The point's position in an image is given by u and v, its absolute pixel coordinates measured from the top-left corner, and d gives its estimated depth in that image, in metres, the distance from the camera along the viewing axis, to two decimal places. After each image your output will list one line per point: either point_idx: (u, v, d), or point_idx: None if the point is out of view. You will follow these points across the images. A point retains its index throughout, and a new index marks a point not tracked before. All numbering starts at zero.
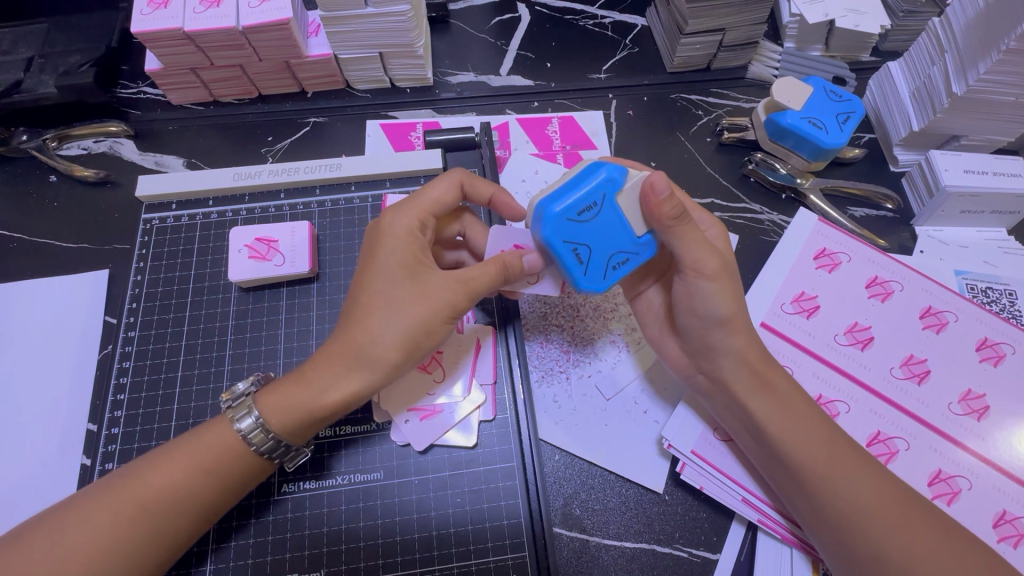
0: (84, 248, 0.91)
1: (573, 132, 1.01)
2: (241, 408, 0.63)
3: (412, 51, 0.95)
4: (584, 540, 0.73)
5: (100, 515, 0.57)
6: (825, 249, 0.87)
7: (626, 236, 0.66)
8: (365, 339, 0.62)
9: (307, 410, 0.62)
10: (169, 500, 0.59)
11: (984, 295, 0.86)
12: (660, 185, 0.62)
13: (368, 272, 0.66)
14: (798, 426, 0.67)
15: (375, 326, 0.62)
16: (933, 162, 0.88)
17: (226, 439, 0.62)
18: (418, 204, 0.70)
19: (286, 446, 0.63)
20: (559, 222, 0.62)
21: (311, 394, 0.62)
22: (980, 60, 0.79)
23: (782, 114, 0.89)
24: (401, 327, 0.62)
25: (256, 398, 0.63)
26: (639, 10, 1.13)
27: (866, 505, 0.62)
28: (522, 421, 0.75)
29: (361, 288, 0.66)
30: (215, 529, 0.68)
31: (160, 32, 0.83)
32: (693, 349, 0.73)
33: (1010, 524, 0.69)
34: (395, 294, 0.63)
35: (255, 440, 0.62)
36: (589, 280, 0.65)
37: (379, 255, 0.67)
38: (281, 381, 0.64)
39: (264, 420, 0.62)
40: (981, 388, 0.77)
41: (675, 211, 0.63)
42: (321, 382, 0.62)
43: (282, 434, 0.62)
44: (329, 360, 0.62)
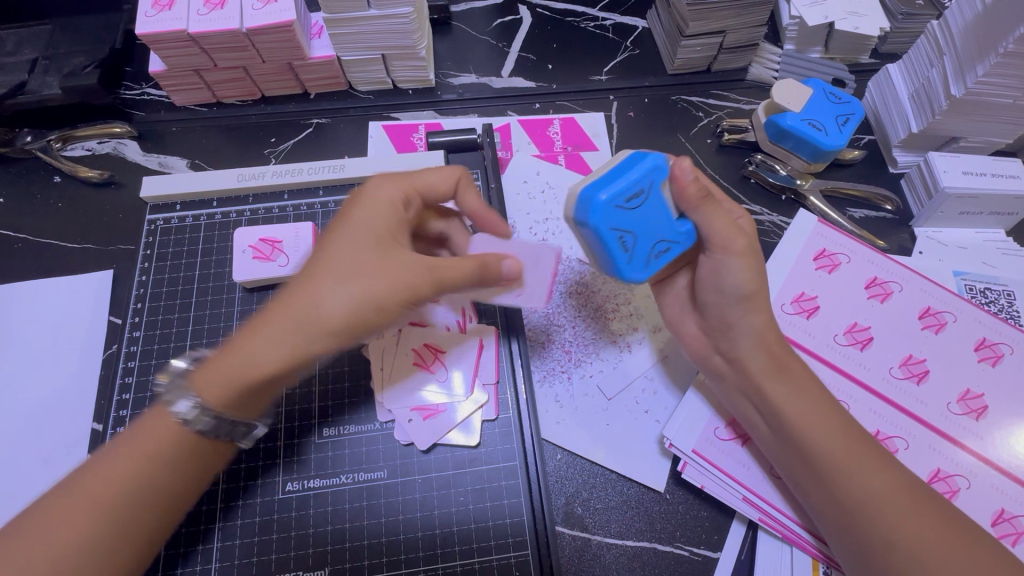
0: (89, 248, 0.91)
1: (574, 133, 1.02)
2: (177, 391, 0.58)
3: (415, 52, 0.96)
4: (586, 539, 0.73)
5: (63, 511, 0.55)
6: (825, 250, 0.87)
7: (667, 223, 0.66)
8: (311, 302, 0.58)
9: (240, 376, 0.57)
10: (121, 493, 0.56)
11: (982, 296, 0.87)
12: (687, 167, 0.65)
13: (331, 236, 0.63)
14: (812, 414, 0.67)
15: (322, 289, 0.58)
16: (932, 164, 0.89)
17: (169, 425, 0.59)
18: (407, 180, 0.69)
19: (226, 421, 0.59)
20: (608, 210, 0.62)
21: (246, 358, 0.57)
22: (977, 63, 0.79)
23: (782, 116, 0.90)
24: (349, 296, 0.58)
25: (193, 373, 0.59)
26: (640, 12, 1.13)
27: (877, 493, 0.63)
28: (525, 420, 0.76)
29: (322, 250, 0.62)
30: (205, 511, 0.69)
31: (165, 34, 0.84)
32: (713, 329, 0.75)
33: (1009, 523, 0.70)
34: (351, 260, 0.60)
35: (194, 421, 0.58)
36: (631, 269, 0.66)
37: (351, 216, 0.64)
38: (220, 350, 0.60)
39: (199, 392, 0.58)
40: (979, 388, 0.77)
41: (701, 192, 0.65)
42: (255, 346, 0.57)
43: (214, 404, 0.58)
44: (265, 322, 0.58)
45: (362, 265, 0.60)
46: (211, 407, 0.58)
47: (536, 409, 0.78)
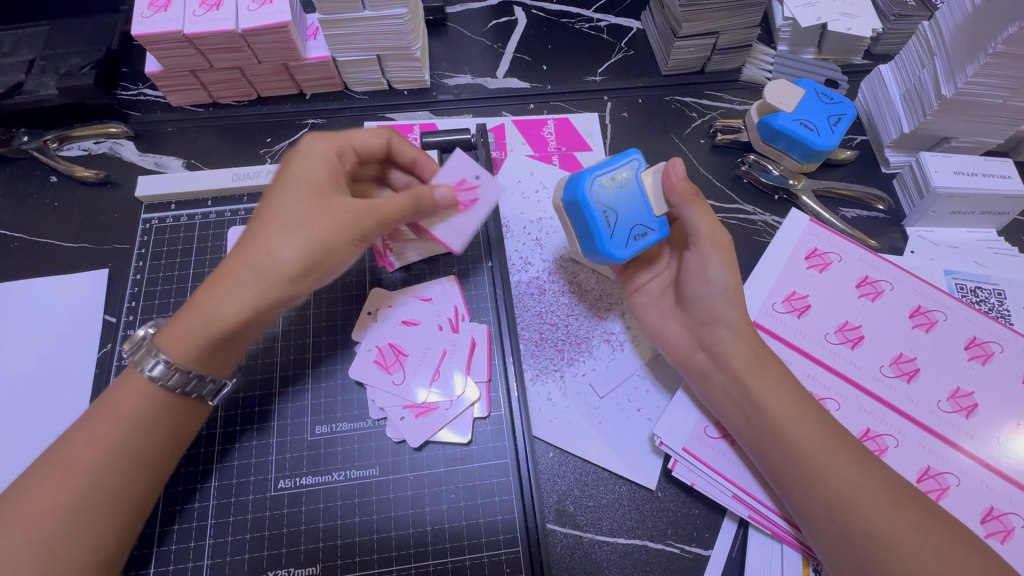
0: (84, 248, 0.92)
1: (568, 134, 1.02)
2: (145, 354, 0.63)
3: (409, 53, 0.96)
4: (577, 536, 0.74)
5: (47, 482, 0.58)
6: (817, 248, 0.88)
7: (646, 210, 0.74)
8: (258, 251, 0.62)
9: (212, 328, 0.62)
10: (106, 454, 0.60)
11: (974, 295, 0.87)
12: (679, 166, 0.72)
13: (274, 188, 0.67)
14: (788, 407, 0.68)
15: (271, 239, 0.63)
16: (924, 164, 0.89)
17: (141, 386, 0.63)
18: (337, 136, 0.73)
19: (194, 377, 0.64)
20: (590, 186, 0.72)
21: (204, 315, 0.62)
22: (968, 63, 0.80)
23: (774, 116, 0.90)
24: (303, 240, 0.63)
25: (155, 338, 0.64)
26: (635, 14, 1.14)
27: (854, 485, 0.63)
28: (517, 418, 0.76)
29: (267, 202, 0.66)
30: (178, 491, 0.71)
31: (160, 35, 0.84)
32: (697, 322, 0.76)
33: (998, 520, 0.70)
34: (298, 209, 0.64)
35: (165, 378, 0.63)
36: (613, 245, 0.72)
37: (287, 174, 0.68)
38: (180, 313, 0.64)
39: (167, 354, 0.62)
40: (970, 386, 0.78)
41: (690, 189, 0.72)
42: (214, 301, 0.62)
43: (181, 362, 0.62)
44: (226, 276, 0.62)
45: (312, 206, 0.64)
46: (182, 365, 0.63)
47: (528, 407, 0.79)
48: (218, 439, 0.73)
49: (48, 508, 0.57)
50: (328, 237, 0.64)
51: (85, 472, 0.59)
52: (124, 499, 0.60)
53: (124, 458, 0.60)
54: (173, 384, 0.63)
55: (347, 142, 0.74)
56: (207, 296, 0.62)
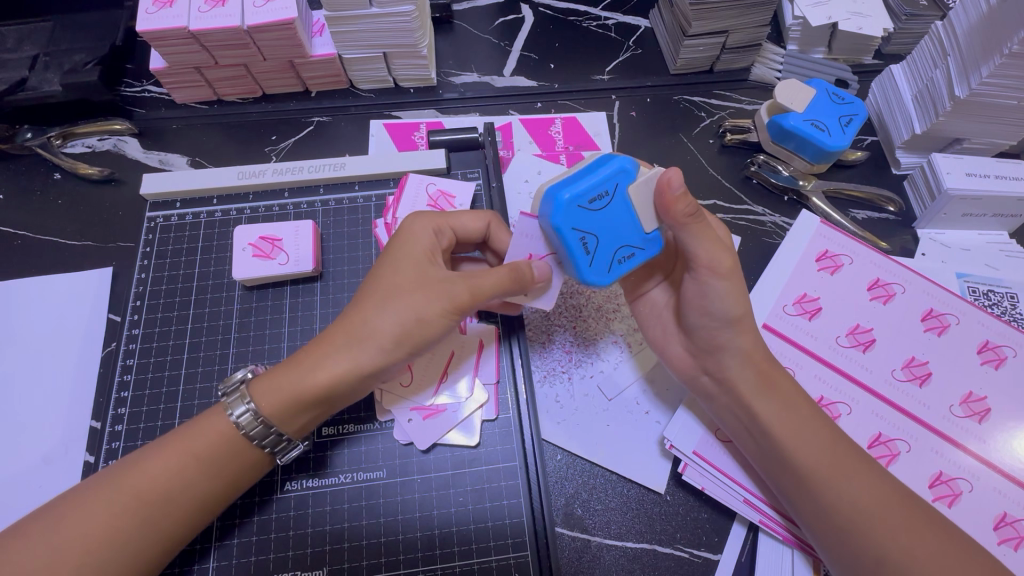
0: (89, 246, 0.91)
1: (576, 133, 1.02)
2: (235, 396, 0.64)
3: (416, 51, 0.96)
4: (586, 540, 0.73)
5: (96, 506, 0.58)
6: (828, 251, 0.87)
7: (634, 229, 0.66)
8: (360, 321, 0.64)
9: (300, 388, 0.63)
10: (162, 491, 0.59)
11: (986, 298, 0.86)
12: (675, 181, 0.62)
13: (379, 265, 0.68)
14: (798, 427, 0.67)
15: (370, 308, 0.64)
16: (935, 165, 0.88)
17: (220, 427, 0.63)
18: (440, 216, 0.72)
19: (278, 435, 0.64)
20: (569, 209, 0.62)
21: (301, 376, 0.63)
22: (982, 63, 0.79)
23: (784, 117, 0.89)
24: (398, 311, 0.63)
25: (250, 385, 0.64)
26: (642, 12, 1.13)
27: (868, 508, 0.63)
28: (525, 421, 0.75)
29: (371, 280, 0.67)
30: (239, 504, 0.70)
31: (165, 31, 0.83)
32: (702, 349, 0.74)
33: (1011, 527, 0.70)
34: (396, 281, 0.65)
35: (254, 434, 0.63)
36: (593, 271, 0.65)
37: (390, 248, 0.69)
38: (275, 367, 0.65)
39: (254, 404, 0.63)
40: (983, 391, 0.77)
41: (689, 209, 0.64)
42: (313, 363, 0.63)
43: (270, 418, 0.63)
44: (323, 343, 0.64)
45: (409, 281, 0.65)
46: (266, 419, 0.63)
47: (536, 410, 0.78)
48: None
49: (99, 536, 0.57)
50: (422, 309, 0.64)
51: (137, 504, 0.59)
52: (167, 539, 0.59)
53: (176, 499, 0.60)
54: (254, 439, 0.63)
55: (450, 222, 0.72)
56: (303, 357, 0.64)
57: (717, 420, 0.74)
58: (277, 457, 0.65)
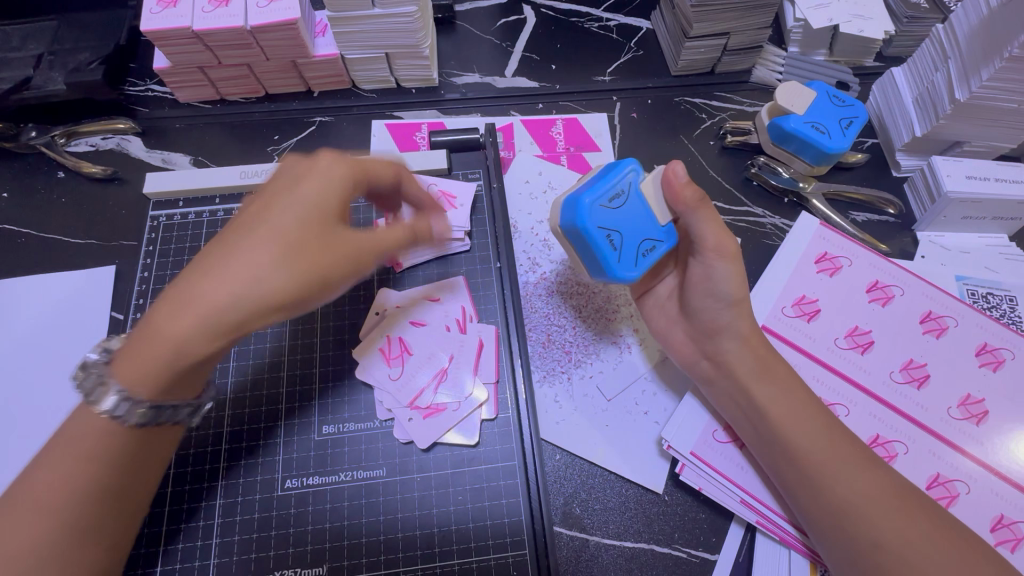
0: (93, 243, 0.92)
1: (577, 134, 1.02)
2: (99, 388, 0.55)
3: (418, 51, 0.96)
4: (583, 539, 0.74)
5: (13, 519, 0.53)
6: (827, 253, 0.87)
7: (652, 223, 0.70)
8: (239, 288, 0.55)
9: (173, 361, 0.55)
10: (58, 495, 0.54)
11: (984, 301, 0.87)
12: (679, 171, 0.69)
13: (268, 207, 0.59)
14: (797, 418, 0.68)
15: (256, 264, 0.55)
16: (936, 168, 0.88)
17: (96, 426, 0.56)
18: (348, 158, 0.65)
19: (166, 408, 0.57)
20: (591, 208, 0.68)
21: (169, 344, 0.54)
22: (983, 67, 0.79)
23: (785, 118, 0.89)
24: (288, 269, 0.56)
25: (114, 363, 0.55)
26: (644, 13, 1.13)
27: (868, 502, 0.63)
28: (524, 420, 0.76)
29: (252, 224, 0.58)
30: (239, 501, 0.70)
31: (169, 31, 0.84)
32: (701, 334, 0.76)
33: (1008, 529, 0.70)
34: (289, 233, 0.57)
35: (127, 416, 0.55)
36: (623, 266, 0.68)
37: (287, 189, 0.60)
38: (136, 336, 0.56)
39: (123, 386, 0.54)
40: (980, 393, 0.77)
41: (697, 195, 0.69)
42: (182, 330, 0.54)
43: (149, 395, 0.55)
44: (191, 300, 0.54)
45: (307, 235, 0.58)
46: (141, 397, 0.55)
47: (536, 409, 0.78)
48: (225, 437, 0.73)
49: (26, 546, 0.52)
50: (321, 271, 0.58)
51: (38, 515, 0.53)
52: (91, 544, 0.55)
53: (77, 497, 0.54)
54: (137, 421, 0.56)
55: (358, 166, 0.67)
56: (163, 323, 0.54)
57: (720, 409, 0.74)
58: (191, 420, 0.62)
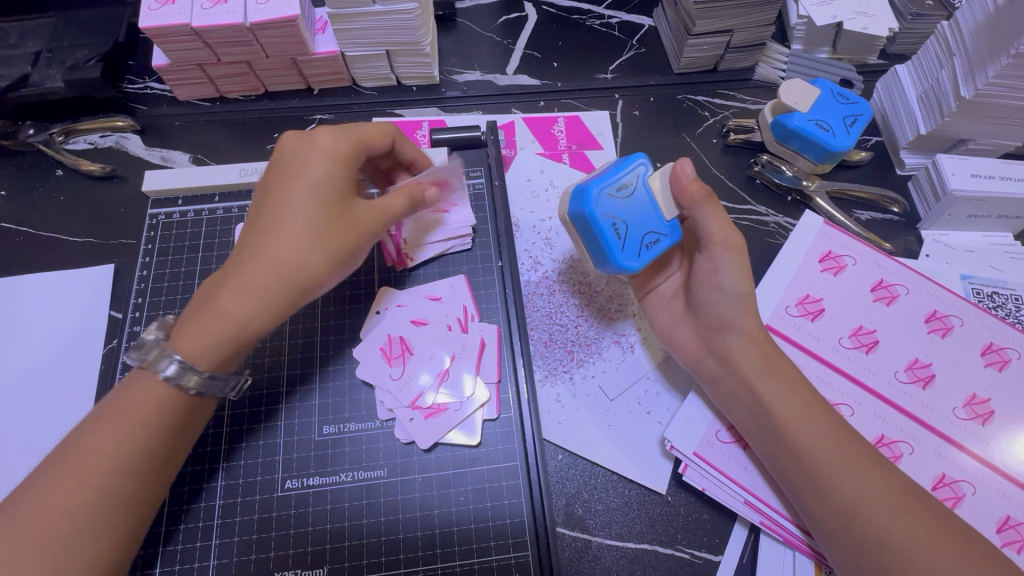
0: (91, 242, 0.91)
1: (579, 132, 1.01)
2: (158, 356, 0.60)
3: (419, 49, 0.95)
4: (586, 540, 0.73)
5: (56, 483, 0.55)
6: (831, 251, 0.86)
7: (659, 218, 0.70)
8: (293, 262, 0.61)
9: (229, 335, 0.61)
10: (105, 452, 0.57)
11: (990, 300, 0.86)
12: (687, 170, 0.70)
13: (286, 187, 0.64)
14: (801, 416, 0.67)
15: (293, 243, 0.62)
16: (941, 166, 0.88)
17: (148, 384, 0.60)
18: (345, 131, 0.69)
19: (217, 381, 0.62)
20: (600, 197, 0.68)
21: (228, 323, 0.60)
22: (988, 64, 0.78)
23: (788, 116, 0.89)
24: (322, 245, 0.62)
25: (170, 341, 0.60)
26: (646, 11, 1.13)
27: (873, 501, 0.62)
28: (526, 421, 0.75)
29: (279, 207, 0.63)
30: (239, 502, 0.70)
31: (167, 28, 0.83)
32: (710, 329, 0.75)
33: (1014, 530, 0.69)
34: (315, 212, 0.63)
35: (188, 385, 0.60)
36: (626, 255, 0.69)
37: (299, 170, 0.65)
38: (191, 315, 0.61)
39: (184, 359, 0.60)
40: (986, 393, 0.77)
41: (703, 190, 0.70)
42: (234, 308, 0.60)
43: (205, 365, 0.60)
44: (245, 278, 0.61)
45: (332, 211, 0.64)
46: (199, 367, 0.60)
47: (538, 409, 0.78)
48: (225, 437, 0.72)
49: (63, 511, 0.54)
50: (349, 242, 0.64)
51: (82, 472, 0.56)
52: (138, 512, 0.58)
53: (126, 455, 0.57)
54: (191, 390, 0.61)
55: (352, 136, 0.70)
56: (225, 303, 0.60)
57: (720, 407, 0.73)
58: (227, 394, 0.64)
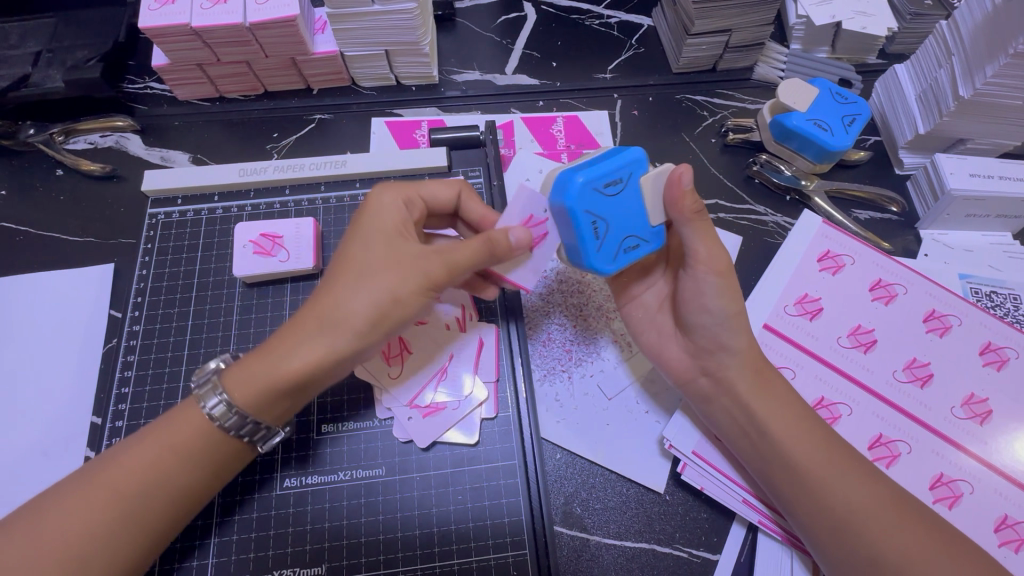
0: (91, 242, 0.91)
1: (578, 132, 1.01)
2: (207, 387, 0.63)
3: (418, 49, 0.95)
4: (584, 539, 0.73)
5: (82, 498, 0.58)
6: (830, 251, 0.86)
7: (642, 220, 0.65)
8: (336, 308, 0.62)
9: (272, 378, 0.61)
10: (144, 484, 0.59)
11: (988, 299, 0.86)
12: (686, 177, 0.63)
13: (352, 240, 0.67)
14: (794, 429, 0.68)
15: (343, 290, 0.62)
16: (939, 166, 0.88)
17: (195, 419, 0.62)
18: (408, 187, 0.72)
19: (254, 423, 0.63)
20: (585, 191, 0.60)
21: (272, 364, 0.61)
22: (987, 63, 0.78)
23: (787, 116, 0.89)
24: (368, 291, 0.62)
25: (221, 376, 0.63)
26: (645, 10, 1.13)
27: (862, 512, 0.63)
28: (525, 420, 0.75)
29: (342, 259, 0.66)
30: (238, 499, 0.70)
31: (167, 28, 0.83)
32: (700, 349, 0.73)
33: (1011, 529, 0.69)
34: (369, 259, 0.64)
35: (221, 418, 0.62)
36: (601, 259, 0.63)
37: (361, 224, 0.68)
38: (249, 355, 0.64)
39: (228, 394, 0.62)
40: (984, 393, 0.77)
41: (696, 206, 0.65)
42: (282, 351, 0.61)
43: (244, 407, 0.61)
44: (296, 326, 0.62)
45: (384, 258, 0.64)
46: (240, 409, 0.62)
47: (536, 408, 0.78)
48: None
49: (80, 530, 0.57)
50: (394, 287, 0.62)
51: (117, 498, 0.59)
52: (164, 542, 0.62)
53: (161, 491, 0.60)
54: (229, 428, 0.62)
55: (418, 193, 0.73)
56: (275, 348, 0.62)
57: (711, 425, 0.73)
58: (258, 445, 0.66)
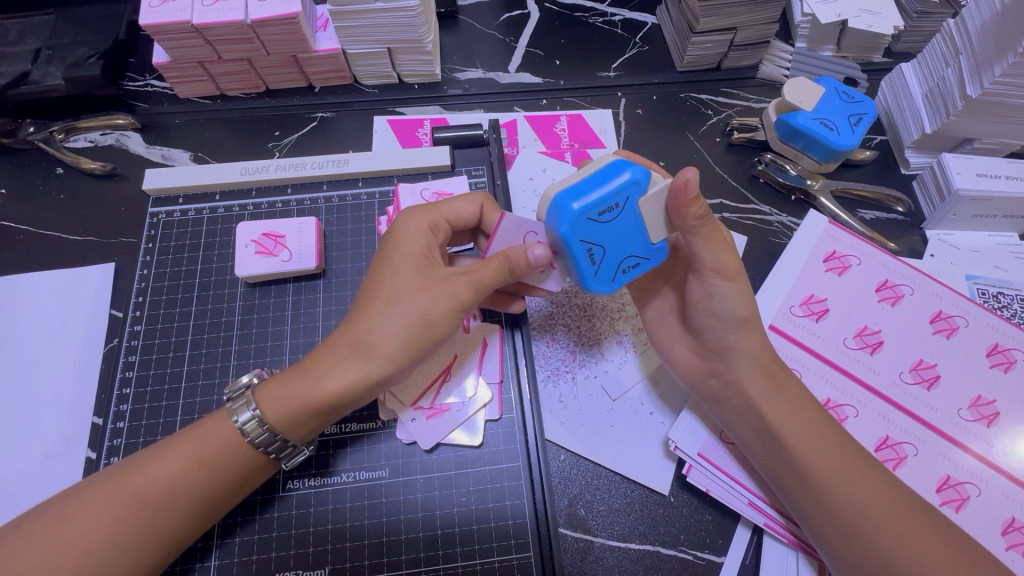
0: (91, 240, 0.91)
1: (582, 131, 1.01)
2: (240, 400, 0.63)
3: (421, 46, 0.95)
4: (588, 541, 0.73)
5: (98, 504, 0.58)
6: (836, 251, 0.86)
7: (640, 242, 0.65)
8: (370, 333, 0.62)
9: (308, 400, 0.62)
10: (166, 495, 0.59)
11: (995, 300, 0.85)
12: (692, 185, 0.60)
13: (379, 263, 0.67)
14: (808, 432, 0.67)
15: (377, 314, 0.63)
16: (945, 165, 0.87)
17: (225, 431, 0.62)
18: (432, 208, 0.71)
19: (284, 442, 0.63)
20: (579, 221, 0.61)
21: (309, 384, 0.62)
22: (995, 63, 0.78)
23: (793, 115, 0.88)
24: (401, 316, 0.63)
25: (256, 391, 0.63)
26: (649, 8, 1.12)
27: (876, 516, 0.62)
28: (529, 421, 0.75)
29: (371, 281, 0.66)
30: (240, 503, 0.69)
31: (169, 25, 0.83)
32: (709, 354, 0.73)
33: (1020, 532, 0.69)
34: (399, 284, 0.64)
35: (252, 433, 0.62)
36: (597, 281, 0.66)
37: (390, 248, 0.68)
38: (282, 373, 0.65)
39: (260, 410, 0.62)
40: (992, 394, 0.76)
41: (700, 213, 0.63)
42: (320, 371, 0.62)
43: (276, 426, 0.62)
44: (331, 350, 0.63)
45: (415, 281, 0.64)
46: (272, 426, 0.62)
47: (540, 410, 0.77)
48: None
49: (97, 537, 0.56)
50: (425, 313, 0.63)
51: (139, 506, 0.58)
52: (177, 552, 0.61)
53: (183, 504, 0.59)
54: (258, 444, 0.62)
55: (443, 214, 0.72)
56: (311, 370, 0.63)
57: (721, 425, 0.73)
58: (282, 463, 0.65)
